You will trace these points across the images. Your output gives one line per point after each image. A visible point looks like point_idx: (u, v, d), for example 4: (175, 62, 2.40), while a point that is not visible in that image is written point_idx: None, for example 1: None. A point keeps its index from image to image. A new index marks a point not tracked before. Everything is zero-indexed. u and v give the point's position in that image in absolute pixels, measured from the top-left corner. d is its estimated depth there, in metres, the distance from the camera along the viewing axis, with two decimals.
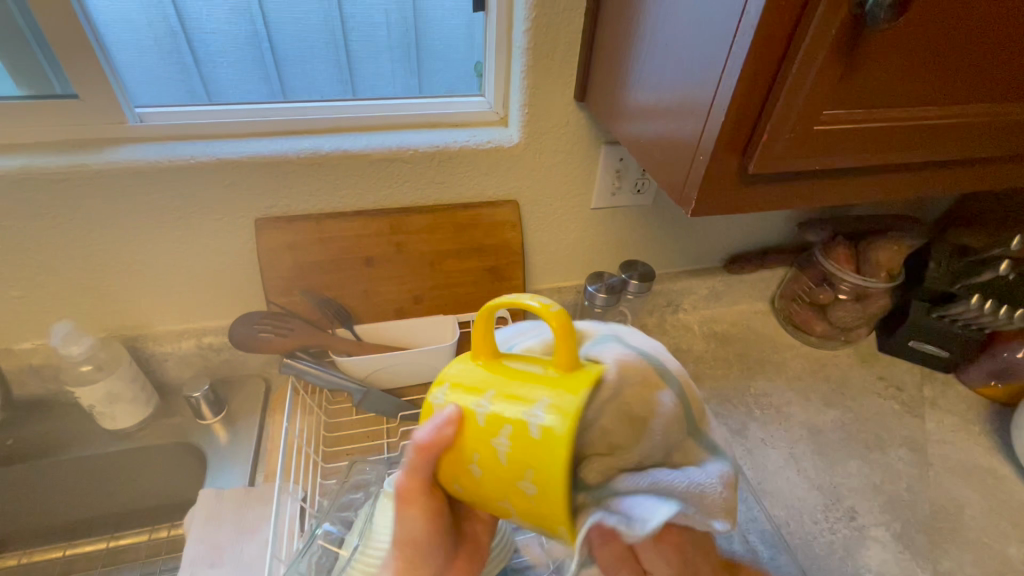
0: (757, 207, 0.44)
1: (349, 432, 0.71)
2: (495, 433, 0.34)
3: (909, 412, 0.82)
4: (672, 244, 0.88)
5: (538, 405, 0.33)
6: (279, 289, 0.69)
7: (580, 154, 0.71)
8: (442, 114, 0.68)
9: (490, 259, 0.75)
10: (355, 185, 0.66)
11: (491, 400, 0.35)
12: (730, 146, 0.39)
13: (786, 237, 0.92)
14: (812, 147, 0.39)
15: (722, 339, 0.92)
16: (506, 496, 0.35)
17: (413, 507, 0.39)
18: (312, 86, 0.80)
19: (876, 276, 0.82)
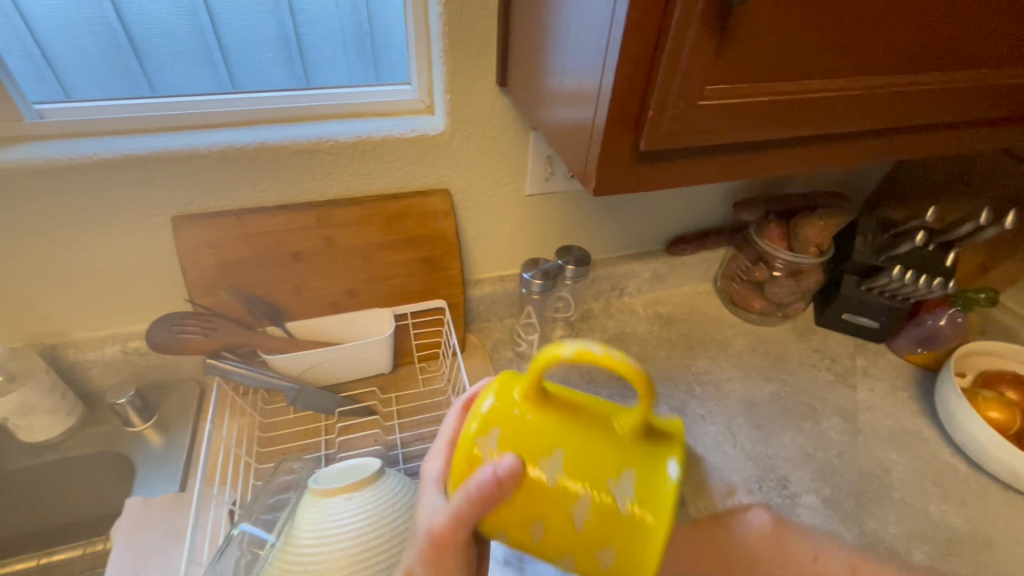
0: (657, 184, 0.45)
1: (286, 432, 0.69)
2: (572, 507, 0.36)
3: (841, 381, 0.85)
4: (612, 228, 0.89)
5: (624, 481, 0.36)
6: (202, 289, 0.67)
7: (508, 140, 0.71)
8: (366, 103, 0.66)
9: (424, 250, 0.74)
10: (277, 178, 0.65)
11: (564, 477, 0.36)
12: (621, 123, 0.39)
13: (724, 217, 0.94)
14: (700, 123, 0.39)
15: (665, 320, 0.94)
16: (573, 560, 0.37)
17: (444, 553, 0.39)
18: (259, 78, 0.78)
19: (805, 252, 0.84)
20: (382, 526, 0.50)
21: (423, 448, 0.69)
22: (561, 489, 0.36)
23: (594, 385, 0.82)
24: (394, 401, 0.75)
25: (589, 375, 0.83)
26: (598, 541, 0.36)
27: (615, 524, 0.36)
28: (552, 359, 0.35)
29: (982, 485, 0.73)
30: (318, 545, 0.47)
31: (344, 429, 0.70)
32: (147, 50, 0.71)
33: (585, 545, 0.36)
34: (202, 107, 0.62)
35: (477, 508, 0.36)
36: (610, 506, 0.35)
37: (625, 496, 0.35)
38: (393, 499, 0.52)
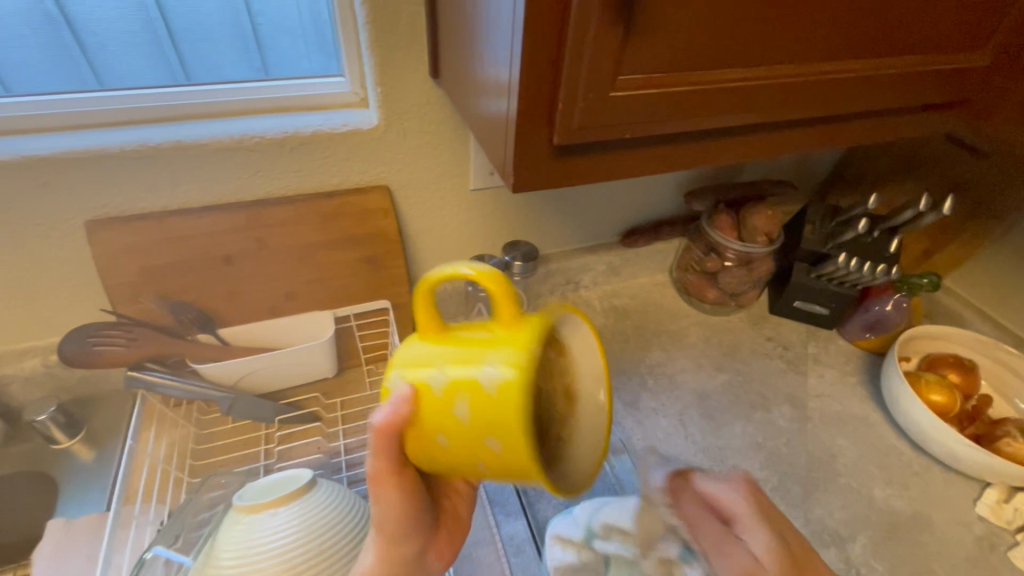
0: (581, 179, 0.44)
1: (222, 443, 0.66)
2: (452, 403, 0.35)
3: (793, 369, 0.86)
4: (563, 222, 0.87)
5: (487, 365, 0.34)
6: (125, 296, 0.63)
7: (447, 133, 0.69)
8: (294, 97, 0.63)
9: (365, 249, 0.72)
10: (199, 178, 0.61)
11: (444, 374, 0.35)
12: (533, 116, 0.38)
13: (677, 208, 0.94)
14: (615, 115, 0.38)
15: (621, 313, 0.93)
16: (476, 458, 0.36)
17: (387, 486, 0.40)
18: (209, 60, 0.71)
19: (755, 242, 0.83)
20: (311, 540, 0.47)
21: (368, 454, 0.67)
22: (445, 395, 0.35)
23: None
24: (339, 406, 0.73)
25: None
26: (483, 430, 0.35)
27: (499, 422, 0.34)
28: (426, 278, 0.35)
29: (925, 467, 0.74)
30: (239, 564, 0.45)
31: (285, 438, 0.68)
32: (93, 48, 0.65)
33: (474, 441, 0.35)
34: (115, 103, 0.57)
35: (384, 438, 0.38)
36: (480, 398, 0.34)
37: (489, 378, 0.34)
38: (326, 511, 0.50)
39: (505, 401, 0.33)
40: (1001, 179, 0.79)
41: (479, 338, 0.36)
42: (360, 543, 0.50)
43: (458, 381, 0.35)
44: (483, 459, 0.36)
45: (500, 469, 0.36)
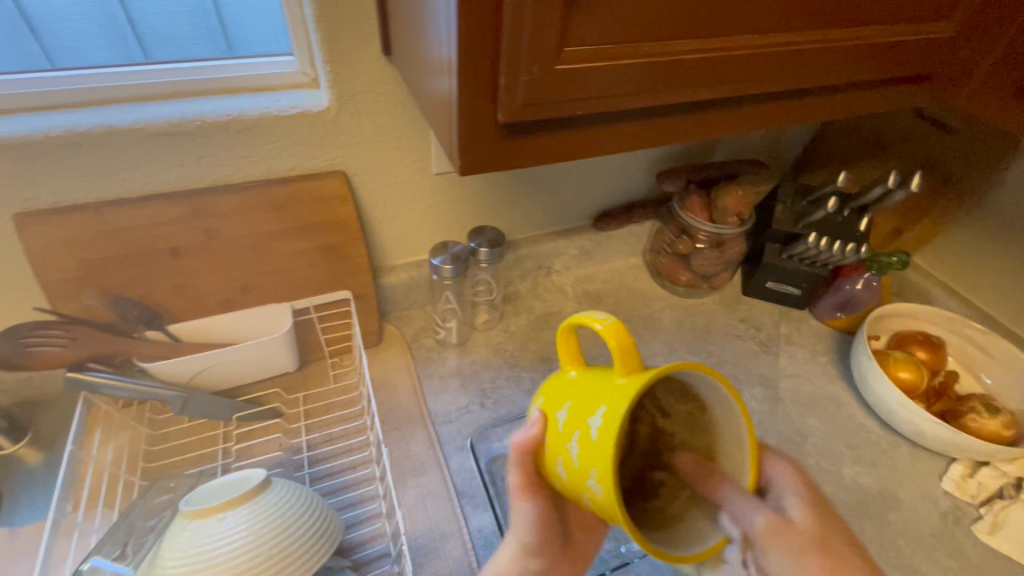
0: (535, 160, 0.41)
1: (179, 442, 0.64)
2: (569, 437, 0.40)
3: (765, 350, 0.86)
4: (533, 205, 0.85)
5: (597, 410, 0.38)
6: (64, 293, 0.60)
7: (406, 115, 0.65)
8: (238, 78, 0.59)
9: (323, 238, 0.68)
10: (137, 165, 0.57)
11: (568, 410, 0.42)
12: (476, 93, 0.35)
13: (649, 190, 0.92)
14: (563, 91, 0.35)
15: (594, 298, 0.92)
16: (582, 493, 0.40)
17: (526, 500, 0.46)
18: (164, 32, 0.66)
19: (726, 223, 0.83)
20: (265, 543, 0.46)
21: (332, 449, 0.65)
22: (563, 427, 0.41)
23: (517, 369, 0.79)
24: (301, 401, 0.70)
25: (513, 359, 0.80)
26: (586, 469, 0.38)
27: (595, 457, 0.37)
28: (571, 321, 0.44)
29: (893, 444, 0.75)
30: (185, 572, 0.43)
31: (245, 435, 0.66)
32: (46, 29, 0.62)
33: (579, 476, 0.39)
34: (34, 85, 0.52)
35: (522, 455, 0.46)
36: (586, 434, 0.38)
37: (596, 420, 0.38)
38: (280, 512, 0.48)
39: (604, 445, 0.36)
40: (969, 156, 0.79)
41: (607, 380, 0.40)
42: (315, 545, 0.48)
43: (574, 418, 0.40)
44: (588, 494, 0.39)
45: (601, 507, 0.38)
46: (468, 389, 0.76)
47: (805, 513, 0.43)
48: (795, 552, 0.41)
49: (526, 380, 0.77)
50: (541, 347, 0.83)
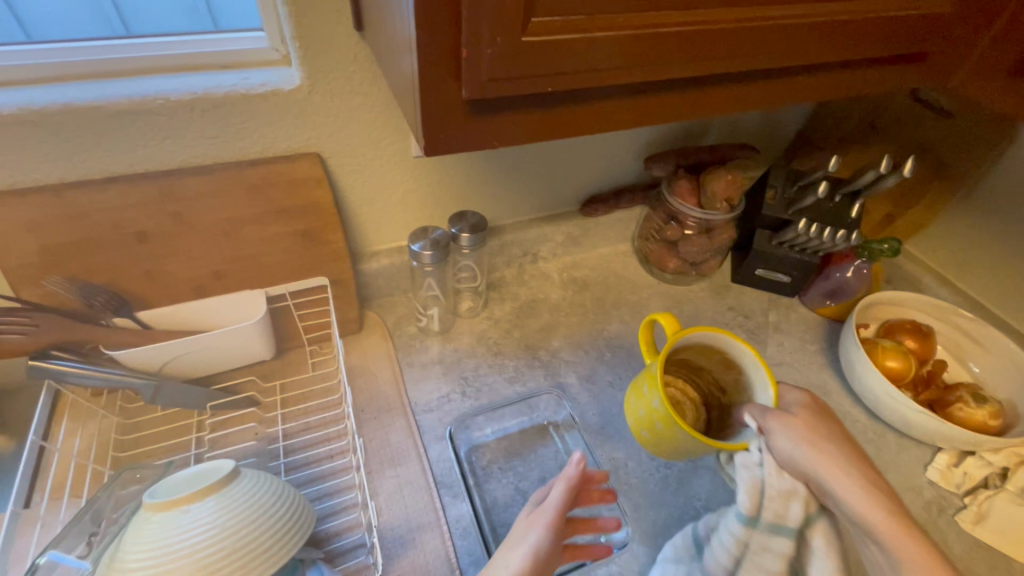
0: (505, 140, 0.39)
1: (151, 432, 0.62)
2: (642, 388, 0.59)
3: (753, 338, 0.84)
4: (518, 190, 0.83)
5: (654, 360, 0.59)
6: (27, 278, 0.58)
7: (382, 94, 0.63)
8: (203, 54, 0.56)
9: (298, 222, 0.66)
10: (99, 146, 0.55)
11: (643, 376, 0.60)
12: (439, 67, 0.33)
13: (639, 174, 0.90)
14: (530, 65, 0.33)
15: (580, 285, 0.90)
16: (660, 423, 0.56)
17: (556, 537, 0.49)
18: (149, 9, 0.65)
19: (715, 209, 0.81)
20: (231, 537, 0.45)
21: (309, 439, 0.64)
22: (638, 385, 0.61)
23: (501, 357, 0.77)
24: (278, 389, 0.69)
25: (497, 347, 0.79)
26: (652, 400, 0.57)
27: (652, 387, 0.57)
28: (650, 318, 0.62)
29: (879, 434, 0.74)
30: (146, 566, 0.42)
31: (219, 425, 0.65)
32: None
33: (644, 406, 0.59)
34: None
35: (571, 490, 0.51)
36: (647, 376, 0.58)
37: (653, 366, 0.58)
38: (248, 504, 0.47)
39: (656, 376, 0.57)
40: (963, 140, 0.77)
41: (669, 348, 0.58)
42: (285, 538, 0.47)
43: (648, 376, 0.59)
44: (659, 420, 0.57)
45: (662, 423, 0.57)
46: (450, 377, 0.74)
47: (802, 409, 0.54)
48: (800, 433, 0.51)
49: (509, 368, 0.76)
50: (526, 334, 0.81)
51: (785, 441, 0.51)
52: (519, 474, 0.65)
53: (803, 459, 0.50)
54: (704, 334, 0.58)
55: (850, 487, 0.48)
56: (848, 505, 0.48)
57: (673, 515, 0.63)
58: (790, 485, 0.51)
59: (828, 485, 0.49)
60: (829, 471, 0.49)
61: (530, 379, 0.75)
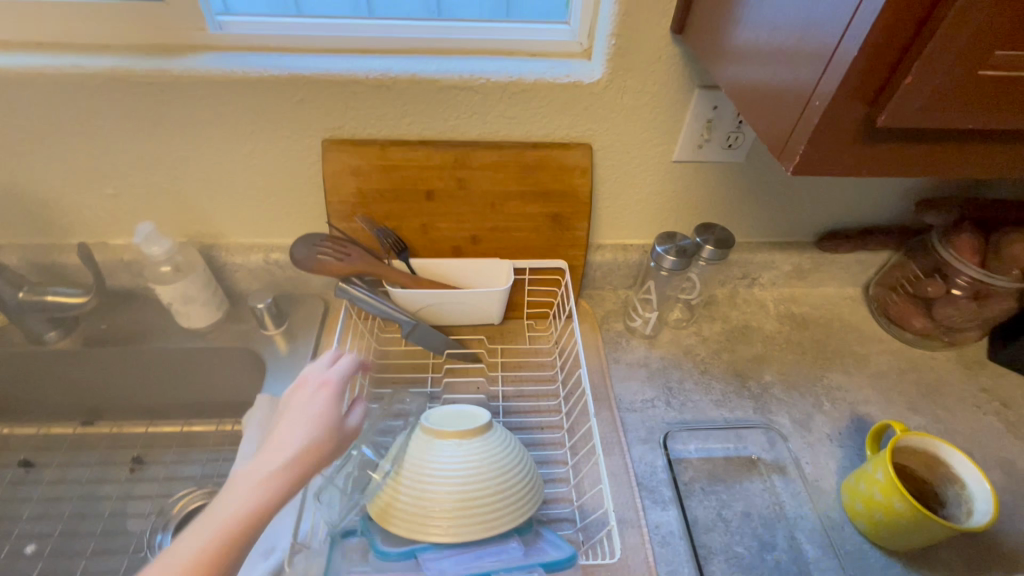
0: (877, 170, 0.37)
1: (397, 362, 0.72)
2: (863, 484, 0.60)
3: (1012, 432, 0.72)
4: (760, 211, 0.79)
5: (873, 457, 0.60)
6: (341, 214, 0.69)
7: (669, 96, 0.64)
8: (522, 42, 0.63)
9: (554, 206, 0.71)
10: (424, 113, 0.63)
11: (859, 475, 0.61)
12: (857, 93, 0.32)
13: (898, 217, 0.81)
14: (968, 100, 0.31)
15: (799, 322, 0.84)
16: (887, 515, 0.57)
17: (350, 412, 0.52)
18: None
19: (1005, 274, 0.69)
20: (489, 478, 0.50)
21: (524, 406, 0.68)
22: (856, 482, 0.61)
23: (707, 376, 0.75)
24: (500, 352, 0.75)
25: (704, 365, 0.77)
26: (881, 495, 0.57)
27: (874, 476, 0.58)
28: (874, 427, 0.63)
29: None
30: (428, 479, 0.49)
31: (450, 371, 0.72)
32: None
33: (869, 500, 0.59)
34: (368, 32, 0.62)
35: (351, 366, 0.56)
36: (870, 471, 0.59)
37: (873, 462, 0.59)
38: (504, 451, 0.52)
39: (880, 466, 0.58)
40: None
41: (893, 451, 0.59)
42: (527, 495, 0.51)
43: (870, 475, 0.59)
44: (890, 513, 0.56)
45: (894, 517, 0.56)
46: (654, 383, 0.74)
47: None
48: None
49: (716, 390, 0.74)
50: (735, 359, 0.78)
51: None
52: (721, 501, 0.63)
53: None
54: (928, 441, 0.59)
55: None
56: None
57: None
58: None
59: None
60: None
61: (737, 407, 0.72)
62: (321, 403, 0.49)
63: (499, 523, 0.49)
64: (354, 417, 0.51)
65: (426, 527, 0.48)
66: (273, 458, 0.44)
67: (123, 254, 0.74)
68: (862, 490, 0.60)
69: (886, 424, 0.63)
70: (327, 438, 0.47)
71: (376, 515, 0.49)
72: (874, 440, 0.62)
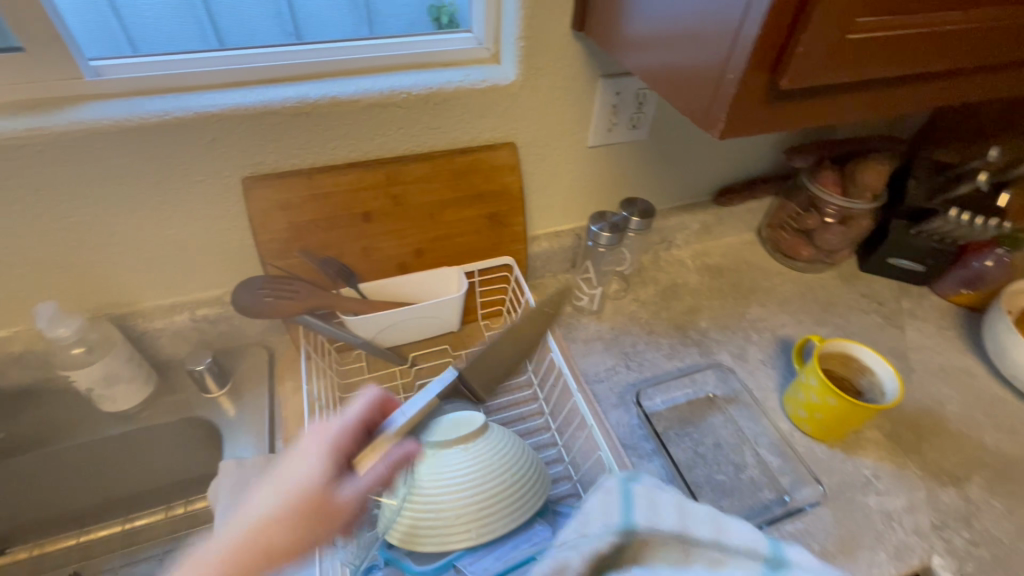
0: (783, 127, 0.44)
1: (364, 392, 0.70)
2: (802, 393, 0.70)
3: (891, 324, 0.88)
4: (666, 180, 0.88)
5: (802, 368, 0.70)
6: (276, 252, 0.66)
7: (577, 88, 0.69)
8: (431, 54, 0.64)
9: (491, 206, 0.73)
10: (348, 135, 0.62)
11: (796, 387, 0.71)
12: (761, 64, 0.39)
13: (773, 166, 0.94)
14: (844, 58, 0.39)
15: (715, 271, 0.94)
16: (826, 415, 0.67)
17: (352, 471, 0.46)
18: (315, 11, 0.69)
19: (862, 198, 0.84)
20: (503, 471, 0.51)
21: (502, 402, 0.71)
22: (795, 393, 0.71)
23: (655, 335, 0.83)
24: (465, 357, 0.76)
25: (649, 326, 0.84)
26: (819, 398, 0.67)
27: (808, 385, 0.68)
28: (799, 343, 0.74)
29: None
30: (444, 491, 0.49)
31: (421, 387, 0.72)
32: (219, 11, 0.66)
33: (809, 405, 0.69)
34: (269, 60, 0.59)
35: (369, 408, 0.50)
36: (804, 380, 0.69)
37: (804, 372, 0.69)
38: (508, 442, 0.53)
39: (811, 374, 0.68)
40: None
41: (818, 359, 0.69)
42: (538, 477, 0.53)
43: (805, 383, 0.69)
44: (828, 411, 0.67)
45: (832, 414, 0.67)
46: (612, 352, 0.80)
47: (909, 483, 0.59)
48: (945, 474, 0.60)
49: (665, 346, 0.81)
50: (673, 315, 0.86)
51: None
52: (695, 440, 0.70)
53: None
54: (842, 345, 0.70)
55: None
56: None
57: (846, 480, 0.66)
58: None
59: None
60: None
61: (685, 355, 0.80)
62: (319, 462, 0.45)
63: (523, 512, 0.50)
64: (348, 489, 0.45)
65: (443, 534, 0.48)
66: (316, 481, 0.45)
67: (13, 347, 0.63)
68: (802, 399, 0.70)
69: (806, 338, 0.74)
70: (316, 504, 0.44)
71: (401, 541, 0.49)
72: (799, 354, 0.73)
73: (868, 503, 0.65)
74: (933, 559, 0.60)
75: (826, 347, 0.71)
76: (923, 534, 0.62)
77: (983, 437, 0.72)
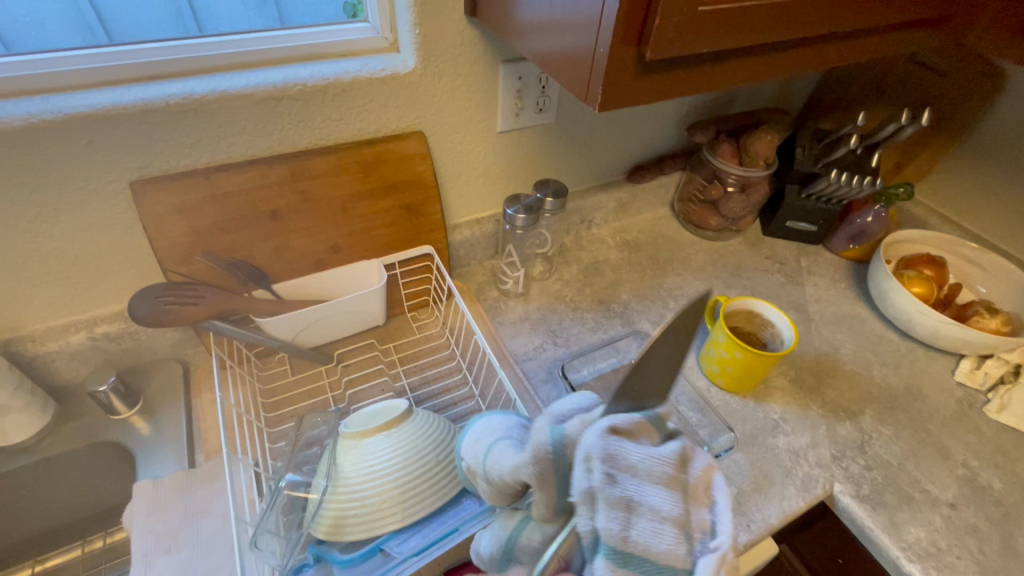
0: (657, 96, 0.47)
1: (289, 394, 0.69)
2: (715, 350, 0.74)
3: (792, 281, 0.95)
4: (579, 161, 0.91)
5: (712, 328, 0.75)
6: (176, 259, 0.62)
7: (478, 73, 0.70)
8: (327, 44, 0.63)
9: (405, 196, 0.73)
10: (243, 131, 0.60)
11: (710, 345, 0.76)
12: (626, 36, 0.41)
13: (678, 142, 0.99)
14: (700, 28, 0.42)
15: (634, 246, 0.99)
16: (736, 366, 0.72)
17: None
18: None
19: (756, 165, 0.90)
20: (428, 454, 0.52)
21: (432, 390, 0.71)
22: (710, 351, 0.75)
23: (579, 311, 0.86)
24: (394, 350, 0.76)
25: (574, 303, 0.87)
26: (728, 352, 0.72)
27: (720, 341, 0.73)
28: (710, 305, 0.79)
29: (910, 348, 0.85)
30: (370, 482, 0.49)
31: (348, 384, 0.71)
32: None
33: (721, 359, 0.74)
34: (150, 55, 0.56)
35: None
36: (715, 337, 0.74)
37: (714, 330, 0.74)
38: (433, 426, 0.54)
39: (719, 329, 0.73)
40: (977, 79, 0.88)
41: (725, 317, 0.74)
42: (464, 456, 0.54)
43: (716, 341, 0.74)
44: (736, 362, 0.72)
45: (740, 365, 0.72)
46: (539, 331, 0.82)
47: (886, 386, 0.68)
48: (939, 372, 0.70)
49: (589, 320, 0.84)
50: (596, 291, 0.90)
51: (852, 502, 0.65)
52: None
53: (859, 515, 0.64)
54: (745, 302, 0.76)
55: (893, 544, 0.61)
56: (882, 535, 0.62)
57: (757, 426, 0.72)
58: (855, 503, 0.65)
59: (874, 534, 0.63)
60: (883, 529, 0.63)
61: (609, 327, 0.84)
62: None
63: (451, 489, 0.51)
64: None
65: (371, 524, 0.48)
66: None
67: None
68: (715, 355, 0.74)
69: (714, 300, 0.79)
70: None
71: (328, 534, 0.48)
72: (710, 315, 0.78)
73: (778, 442, 0.70)
74: (835, 488, 0.67)
75: (731, 306, 0.76)
76: (825, 465, 0.68)
77: (872, 373, 0.81)
